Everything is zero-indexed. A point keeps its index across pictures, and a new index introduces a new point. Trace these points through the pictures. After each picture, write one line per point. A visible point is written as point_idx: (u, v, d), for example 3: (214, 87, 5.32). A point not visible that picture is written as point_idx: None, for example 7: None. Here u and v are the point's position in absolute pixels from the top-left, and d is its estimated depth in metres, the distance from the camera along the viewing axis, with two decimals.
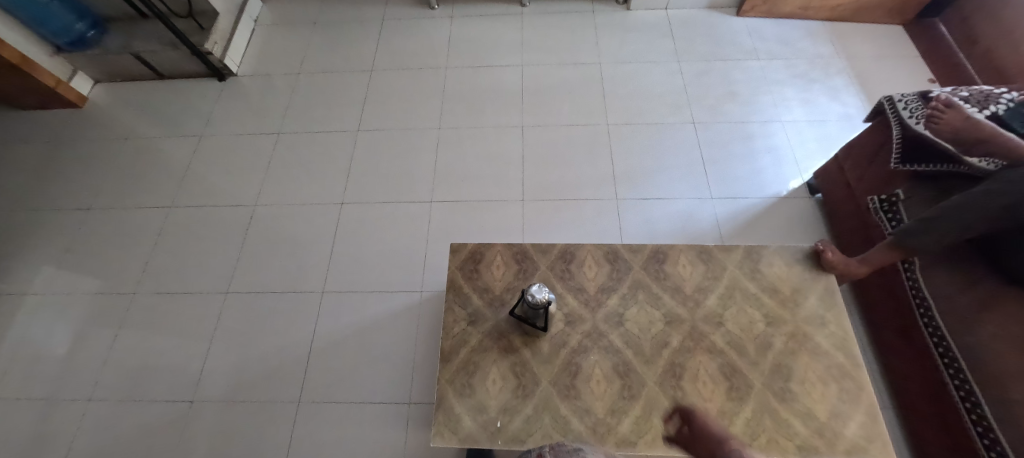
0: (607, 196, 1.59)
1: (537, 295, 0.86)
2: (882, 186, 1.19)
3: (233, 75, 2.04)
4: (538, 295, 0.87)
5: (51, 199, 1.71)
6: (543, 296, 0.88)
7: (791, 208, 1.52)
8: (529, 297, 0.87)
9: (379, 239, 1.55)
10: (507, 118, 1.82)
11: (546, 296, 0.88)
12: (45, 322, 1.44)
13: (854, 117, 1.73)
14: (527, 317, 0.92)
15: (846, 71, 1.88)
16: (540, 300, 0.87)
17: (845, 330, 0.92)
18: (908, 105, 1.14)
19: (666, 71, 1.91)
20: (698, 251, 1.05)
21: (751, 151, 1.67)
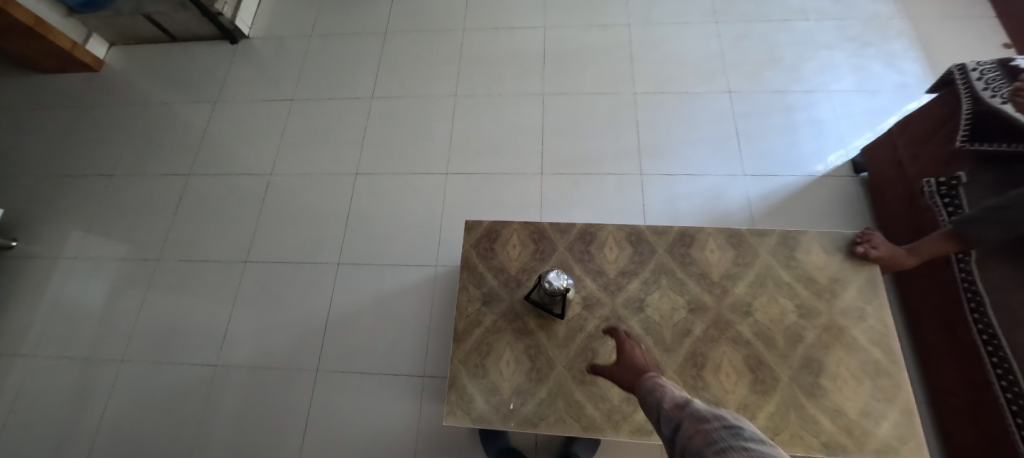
0: (631, 171, 1.50)
1: (555, 280, 0.86)
2: (941, 167, 1.07)
3: (244, 37, 1.98)
4: (556, 281, 0.86)
5: (76, 165, 1.74)
6: (561, 283, 0.87)
7: (831, 188, 1.41)
8: (547, 283, 0.86)
9: (394, 211, 1.52)
10: (527, 85, 1.71)
11: (565, 282, 0.87)
12: (79, 284, 1.50)
13: (911, 87, 1.56)
14: (544, 304, 0.91)
15: (906, 34, 1.68)
16: (560, 287, 0.87)
17: (885, 324, 0.86)
18: (984, 75, 1.02)
19: (702, 34, 1.75)
20: (728, 235, 0.98)
21: (790, 124, 1.54)
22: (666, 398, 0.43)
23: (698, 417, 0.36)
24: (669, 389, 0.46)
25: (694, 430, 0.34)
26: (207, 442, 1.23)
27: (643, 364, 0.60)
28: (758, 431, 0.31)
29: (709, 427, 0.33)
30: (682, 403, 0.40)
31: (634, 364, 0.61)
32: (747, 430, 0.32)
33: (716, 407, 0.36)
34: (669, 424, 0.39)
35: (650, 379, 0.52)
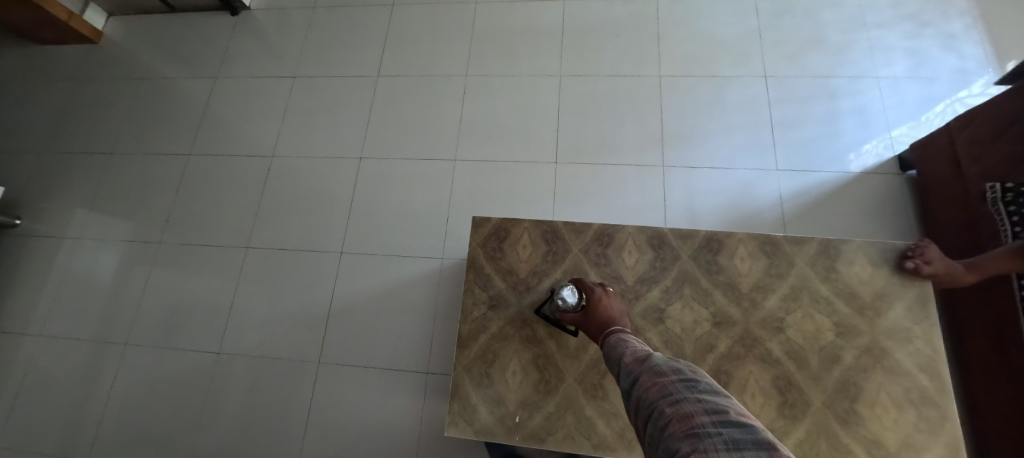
0: (652, 162, 1.40)
1: (563, 299, 0.70)
2: (1008, 170, 0.96)
3: (245, 8, 1.87)
4: (565, 299, 0.70)
5: (78, 141, 1.70)
6: (572, 301, 0.69)
7: (873, 187, 1.29)
8: (558, 300, 0.71)
9: (399, 199, 1.45)
10: (543, 64, 1.59)
11: (578, 301, 0.69)
12: (84, 264, 1.49)
13: (972, 74, 1.40)
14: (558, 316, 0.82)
15: (970, 13, 1.49)
16: (569, 306, 0.69)
17: (935, 348, 0.77)
18: None
19: (738, 9, 1.59)
20: (761, 241, 0.88)
21: (832, 113, 1.40)
22: (627, 352, 0.42)
23: (656, 368, 0.34)
24: (631, 343, 0.46)
25: (650, 382, 0.33)
26: (211, 428, 1.23)
27: (609, 312, 0.63)
28: (716, 384, 0.30)
29: (665, 379, 0.31)
30: (642, 356, 0.39)
31: (600, 312, 0.63)
32: (704, 382, 0.31)
33: (676, 359, 0.35)
34: (627, 377, 0.37)
35: (614, 334, 0.52)
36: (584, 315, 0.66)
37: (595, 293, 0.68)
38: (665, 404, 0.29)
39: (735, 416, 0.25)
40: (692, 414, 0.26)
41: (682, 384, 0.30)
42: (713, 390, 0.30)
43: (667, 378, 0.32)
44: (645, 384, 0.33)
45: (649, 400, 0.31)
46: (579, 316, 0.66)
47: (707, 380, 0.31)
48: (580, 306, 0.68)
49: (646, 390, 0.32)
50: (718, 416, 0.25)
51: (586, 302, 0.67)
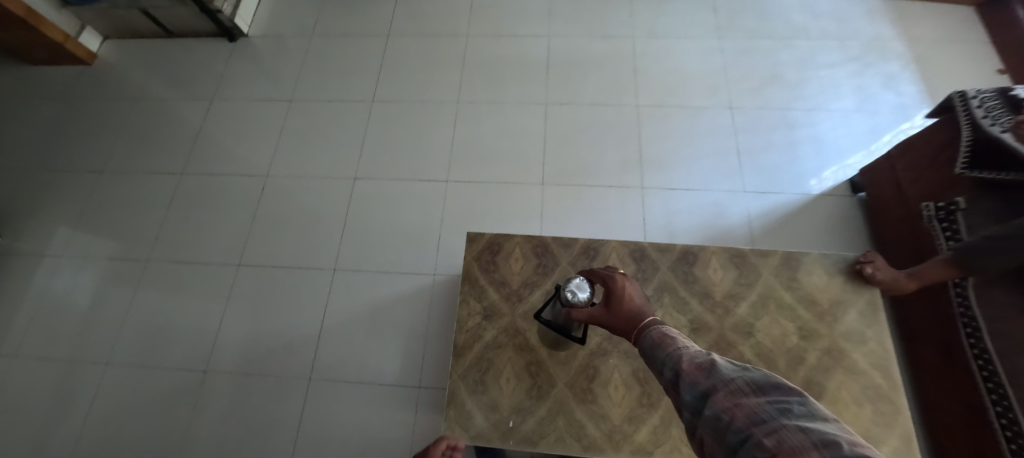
0: (632, 183, 1.50)
1: (573, 298, 0.72)
2: (940, 191, 1.09)
3: (244, 35, 1.94)
4: (576, 299, 0.72)
5: (65, 159, 1.70)
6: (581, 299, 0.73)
7: (829, 207, 1.42)
8: (566, 294, 0.73)
9: (392, 218, 1.50)
10: (530, 93, 1.71)
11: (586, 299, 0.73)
12: (62, 284, 1.46)
13: (909, 109, 1.58)
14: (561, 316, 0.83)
15: (904, 56, 1.70)
16: (578, 303, 0.72)
17: (885, 348, 0.86)
18: (984, 104, 1.04)
19: (704, 48, 1.76)
20: (731, 254, 0.98)
21: (791, 141, 1.55)
22: (682, 354, 0.38)
23: (732, 383, 0.30)
24: (679, 341, 0.41)
25: (732, 406, 0.28)
26: (194, 448, 1.20)
27: (635, 302, 0.58)
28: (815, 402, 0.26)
29: (754, 405, 0.27)
30: (706, 364, 0.34)
31: (623, 305, 0.58)
32: (794, 400, 0.27)
33: (754, 373, 0.30)
34: (693, 392, 0.33)
35: (649, 325, 0.48)
36: (606, 310, 0.60)
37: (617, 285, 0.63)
38: (760, 433, 0.25)
39: (851, 446, 0.21)
40: (798, 446, 0.22)
41: (773, 408, 0.26)
42: (809, 411, 0.26)
43: (748, 400, 0.28)
44: (722, 405, 0.29)
45: (734, 425, 0.27)
46: (600, 311, 0.60)
47: (799, 399, 0.27)
48: (590, 299, 0.73)
49: (725, 412, 0.28)
50: (826, 443, 0.20)
51: (608, 297, 0.61)
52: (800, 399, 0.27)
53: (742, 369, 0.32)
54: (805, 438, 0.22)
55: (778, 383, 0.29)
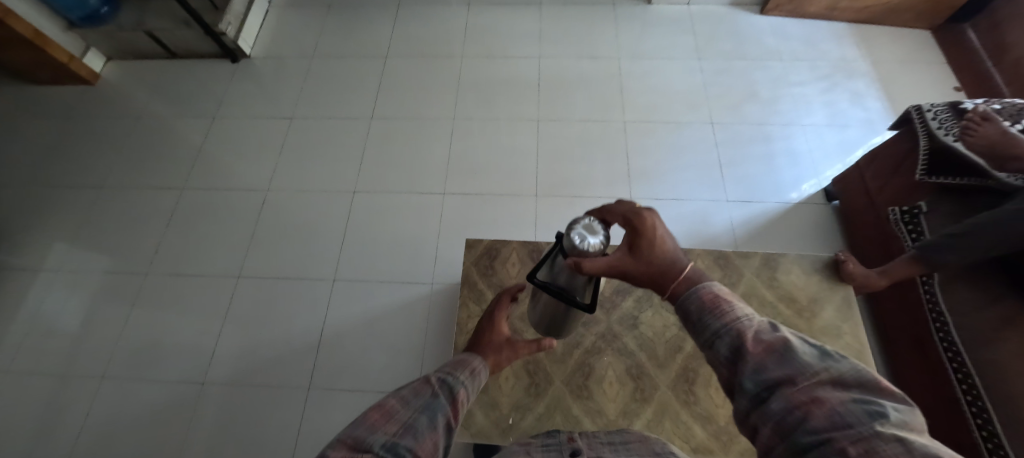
0: (621, 194, 1.58)
1: (585, 248, 0.50)
2: (904, 197, 1.18)
3: (246, 56, 2.00)
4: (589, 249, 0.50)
5: (65, 176, 1.72)
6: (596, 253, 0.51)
7: (806, 214, 1.51)
8: (571, 240, 0.50)
9: (391, 229, 1.54)
10: (523, 110, 1.79)
11: (601, 247, 0.50)
12: (57, 298, 1.46)
13: (875, 123, 1.70)
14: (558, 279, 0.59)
15: (869, 75, 1.83)
16: (589, 251, 0.50)
17: (861, 341, 0.91)
18: (937, 116, 1.14)
19: (685, 68, 1.87)
20: (715, 256, 1.04)
21: (769, 154, 1.65)
22: (740, 323, 0.32)
23: (814, 375, 0.27)
24: (732, 301, 0.34)
25: (810, 403, 0.25)
26: None
27: (668, 246, 0.42)
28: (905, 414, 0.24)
29: (838, 407, 0.25)
30: (776, 345, 0.29)
31: (657, 250, 0.42)
32: (880, 405, 0.25)
33: (838, 367, 0.27)
34: (756, 376, 0.28)
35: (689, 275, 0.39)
36: (633, 257, 0.43)
37: (647, 222, 0.43)
38: (847, 440, 0.23)
39: None
40: None
41: (861, 411, 0.24)
42: (899, 418, 0.25)
43: (835, 397, 0.25)
44: (797, 398, 0.26)
45: (810, 423, 0.24)
46: (624, 258, 0.43)
47: (888, 403, 0.26)
48: (604, 246, 0.51)
49: (801, 408, 0.25)
50: None
51: (633, 239, 0.44)
52: (884, 400, 0.26)
53: (821, 355, 0.28)
54: (908, 453, 0.21)
55: (866, 380, 0.27)
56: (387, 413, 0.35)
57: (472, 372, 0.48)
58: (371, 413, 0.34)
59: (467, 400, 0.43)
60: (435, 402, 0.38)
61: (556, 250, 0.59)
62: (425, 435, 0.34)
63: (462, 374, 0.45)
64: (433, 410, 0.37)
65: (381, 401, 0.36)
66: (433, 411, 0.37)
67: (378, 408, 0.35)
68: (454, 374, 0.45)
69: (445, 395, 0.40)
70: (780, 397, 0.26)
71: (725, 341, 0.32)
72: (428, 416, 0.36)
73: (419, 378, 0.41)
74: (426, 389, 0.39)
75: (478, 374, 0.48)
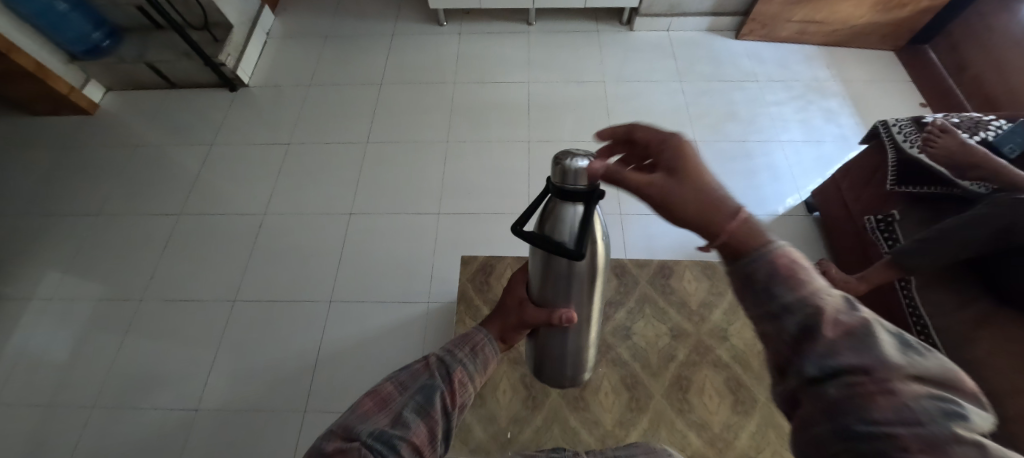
0: (611, 210, 1.63)
1: (576, 165, 0.40)
2: (878, 206, 1.24)
3: (244, 85, 2.06)
4: (581, 166, 0.40)
5: (61, 204, 1.73)
6: (589, 177, 0.41)
7: (789, 226, 1.57)
8: (559, 167, 0.41)
9: (387, 249, 1.56)
10: (514, 132, 1.86)
11: (595, 174, 0.41)
12: (48, 327, 1.44)
13: (849, 138, 1.80)
14: (553, 235, 0.45)
15: (841, 94, 1.94)
16: (581, 177, 0.41)
17: None
18: (902, 130, 1.20)
19: (667, 90, 1.97)
20: (702, 266, 1.08)
21: (750, 169, 1.72)
22: (813, 297, 0.29)
23: (894, 369, 0.25)
24: (805, 270, 0.30)
25: (879, 395, 0.24)
26: None
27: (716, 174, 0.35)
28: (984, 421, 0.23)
29: (915, 407, 0.23)
30: (855, 331, 0.27)
31: (703, 175, 0.35)
32: (960, 409, 0.23)
33: (918, 362, 0.25)
34: (826, 358, 0.26)
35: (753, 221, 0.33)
36: (676, 180, 0.35)
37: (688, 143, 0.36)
38: (914, 440, 0.22)
39: None
40: None
41: (942, 414, 0.22)
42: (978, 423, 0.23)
43: (910, 390, 0.24)
44: (866, 388, 0.24)
45: (872, 414, 0.23)
46: (664, 180, 0.35)
47: (971, 410, 0.24)
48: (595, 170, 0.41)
49: (867, 397, 0.24)
50: None
51: (674, 161, 0.36)
52: (967, 407, 0.25)
53: (904, 347, 0.26)
54: None
55: (945, 376, 0.26)
56: (382, 400, 0.42)
57: (474, 349, 0.50)
58: (368, 400, 0.42)
59: (465, 379, 0.46)
60: (426, 388, 0.43)
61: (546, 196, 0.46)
62: (411, 423, 0.39)
63: (462, 353, 0.49)
64: (422, 396, 0.42)
65: (380, 387, 0.43)
66: (423, 398, 0.42)
67: (374, 395, 0.42)
68: (454, 353, 0.48)
69: (440, 376, 0.45)
70: (843, 383, 0.25)
71: (795, 316, 0.29)
72: (418, 402, 0.41)
73: (421, 360, 0.47)
74: (423, 374, 0.45)
75: (481, 351, 0.50)
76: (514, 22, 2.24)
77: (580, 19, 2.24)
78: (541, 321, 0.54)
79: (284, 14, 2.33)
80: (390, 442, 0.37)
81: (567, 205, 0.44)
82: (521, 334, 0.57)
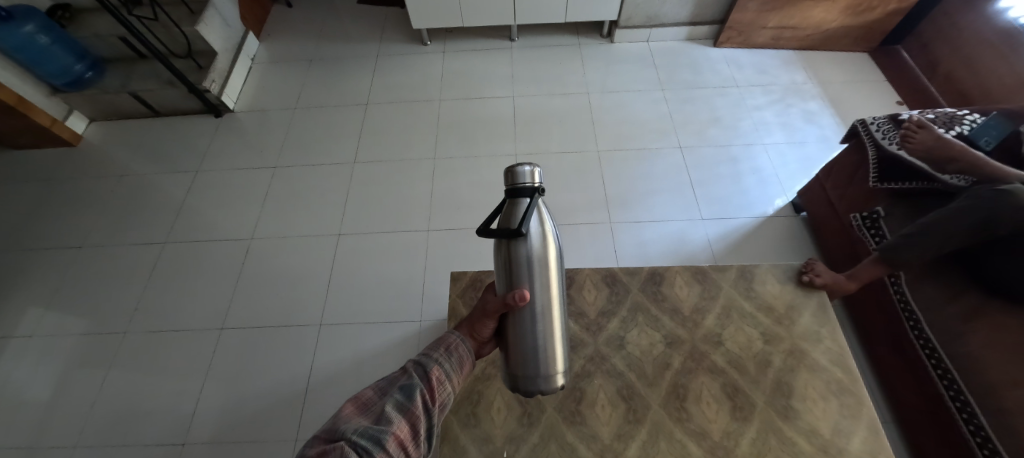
0: (601, 220, 1.63)
1: (522, 164, 0.52)
2: (863, 204, 1.26)
3: (229, 110, 2.06)
4: (526, 165, 0.52)
5: (42, 238, 1.70)
6: (533, 176, 0.53)
7: (778, 227, 1.58)
8: (508, 177, 0.54)
9: (378, 268, 1.55)
10: (501, 146, 1.87)
11: (537, 180, 0.53)
12: (27, 366, 1.40)
13: (830, 139, 1.83)
14: (507, 224, 0.53)
15: (820, 96, 1.99)
16: (526, 178, 0.53)
17: (841, 344, 0.94)
18: (880, 128, 1.22)
19: (650, 99, 2.00)
20: (693, 271, 1.08)
21: (736, 173, 1.74)
22: None
23: None
24: None
25: None
26: None
27: None
28: None
29: None
30: None
31: None
32: None
33: None
34: None
35: None
36: None
37: None
38: None
39: None
40: None
41: None
42: None
43: None
44: None
45: None
46: None
47: None
48: (536, 180, 0.53)
49: None
50: None
51: None
52: None
53: None
54: None
55: None
56: (364, 404, 0.48)
57: (448, 348, 0.56)
58: (351, 406, 0.48)
59: (442, 377, 0.53)
60: (404, 388, 0.49)
61: (503, 203, 0.57)
62: (391, 419, 0.45)
63: (437, 354, 0.55)
64: (401, 395, 0.48)
65: (361, 394, 0.50)
66: (401, 396, 0.48)
67: (357, 401, 0.48)
68: (430, 355, 0.55)
69: (418, 377, 0.51)
70: None
71: None
72: (398, 402, 0.47)
73: (399, 369, 0.54)
74: (400, 379, 0.52)
75: (455, 349, 0.57)
76: (497, 39, 2.28)
77: (562, 34, 2.28)
78: (499, 308, 0.56)
79: (269, 40, 2.35)
80: (372, 437, 0.41)
81: (519, 199, 0.54)
82: (486, 326, 0.59)
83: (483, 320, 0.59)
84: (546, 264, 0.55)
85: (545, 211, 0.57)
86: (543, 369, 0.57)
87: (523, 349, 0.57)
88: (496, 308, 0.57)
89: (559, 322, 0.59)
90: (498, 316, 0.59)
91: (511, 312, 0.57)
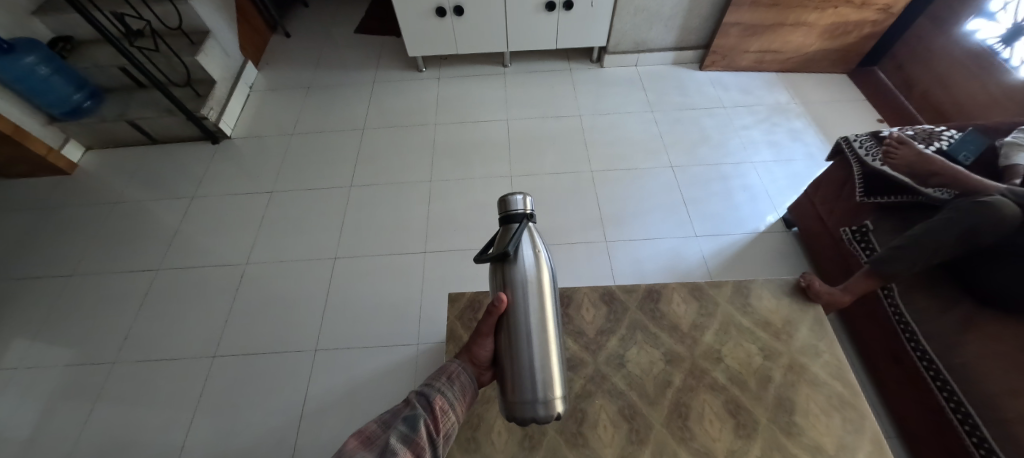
0: (597, 238, 1.65)
1: (514, 194, 0.57)
2: (852, 217, 1.29)
3: (226, 137, 2.08)
4: (518, 194, 0.57)
5: (31, 267, 1.67)
6: (525, 204, 0.58)
7: (771, 242, 1.61)
8: (505, 208, 0.58)
9: (375, 291, 1.54)
10: (495, 168, 1.90)
11: (529, 210, 0.59)
12: (8, 401, 1.35)
13: (816, 156, 1.89)
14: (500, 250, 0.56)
15: (803, 115, 2.06)
16: (520, 207, 0.58)
17: (839, 358, 0.94)
18: (863, 145, 1.28)
19: (641, 120, 2.06)
20: (689, 288, 1.09)
21: (727, 190, 1.78)
22: None
23: None
24: None
25: None
26: None
27: None
28: None
29: None
30: None
31: None
32: None
33: None
34: None
35: None
36: None
37: None
38: None
39: None
40: None
41: None
42: None
43: None
44: None
45: None
46: None
47: None
48: (529, 212, 0.59)
49: None
50: None
51: None
52: None
53: None
54: None
55: None
56: (368, 438, 0.47)
57: (450, 377, 0.56)
58: (355, 440, 0.47)
59: (445, 406, 0.53)
60: (408, 419, 0.49)
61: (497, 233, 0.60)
62: (397, 451, 0.45)
63: (440, 383, 0.55)
64: (405, 426, 0.48)
65: (364, 428, 0.49)
66: (405, 428, 0.48)
67: (361, 436, 0.48)
68: (432, 385, 0.55)
69: (421, 407, 0.52)
70: None
71: None
72: (403, 432, 0.47)
73: (402, 401, 0.54)
74: (403, 411, 0.52)
75: (457, 378, 0.57)
76: (491, 65, 2.35)
77: (554, 60, 2.37)
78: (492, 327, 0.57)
79: (267, 69, 2.41)
80: None
81: (511, 224, 0.58)
82: (483, 350, 0.60)
83: (480, 341, 0.59)
84: (539, 285, 0.57)
85: (538, 237, 0.61)
86: (540, 393, 0.56)
87: (519, 372, 0.56)
88: (490, 327, 0.58)
89: (554, 343, 0.59)
90: (495, 337, 0.59)
91: (506, 332, 0.57)
